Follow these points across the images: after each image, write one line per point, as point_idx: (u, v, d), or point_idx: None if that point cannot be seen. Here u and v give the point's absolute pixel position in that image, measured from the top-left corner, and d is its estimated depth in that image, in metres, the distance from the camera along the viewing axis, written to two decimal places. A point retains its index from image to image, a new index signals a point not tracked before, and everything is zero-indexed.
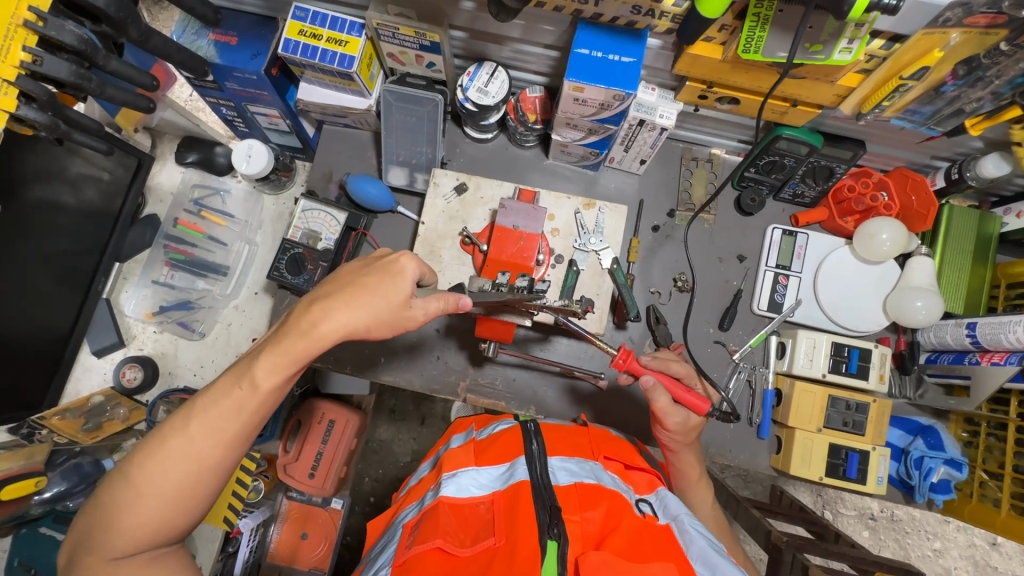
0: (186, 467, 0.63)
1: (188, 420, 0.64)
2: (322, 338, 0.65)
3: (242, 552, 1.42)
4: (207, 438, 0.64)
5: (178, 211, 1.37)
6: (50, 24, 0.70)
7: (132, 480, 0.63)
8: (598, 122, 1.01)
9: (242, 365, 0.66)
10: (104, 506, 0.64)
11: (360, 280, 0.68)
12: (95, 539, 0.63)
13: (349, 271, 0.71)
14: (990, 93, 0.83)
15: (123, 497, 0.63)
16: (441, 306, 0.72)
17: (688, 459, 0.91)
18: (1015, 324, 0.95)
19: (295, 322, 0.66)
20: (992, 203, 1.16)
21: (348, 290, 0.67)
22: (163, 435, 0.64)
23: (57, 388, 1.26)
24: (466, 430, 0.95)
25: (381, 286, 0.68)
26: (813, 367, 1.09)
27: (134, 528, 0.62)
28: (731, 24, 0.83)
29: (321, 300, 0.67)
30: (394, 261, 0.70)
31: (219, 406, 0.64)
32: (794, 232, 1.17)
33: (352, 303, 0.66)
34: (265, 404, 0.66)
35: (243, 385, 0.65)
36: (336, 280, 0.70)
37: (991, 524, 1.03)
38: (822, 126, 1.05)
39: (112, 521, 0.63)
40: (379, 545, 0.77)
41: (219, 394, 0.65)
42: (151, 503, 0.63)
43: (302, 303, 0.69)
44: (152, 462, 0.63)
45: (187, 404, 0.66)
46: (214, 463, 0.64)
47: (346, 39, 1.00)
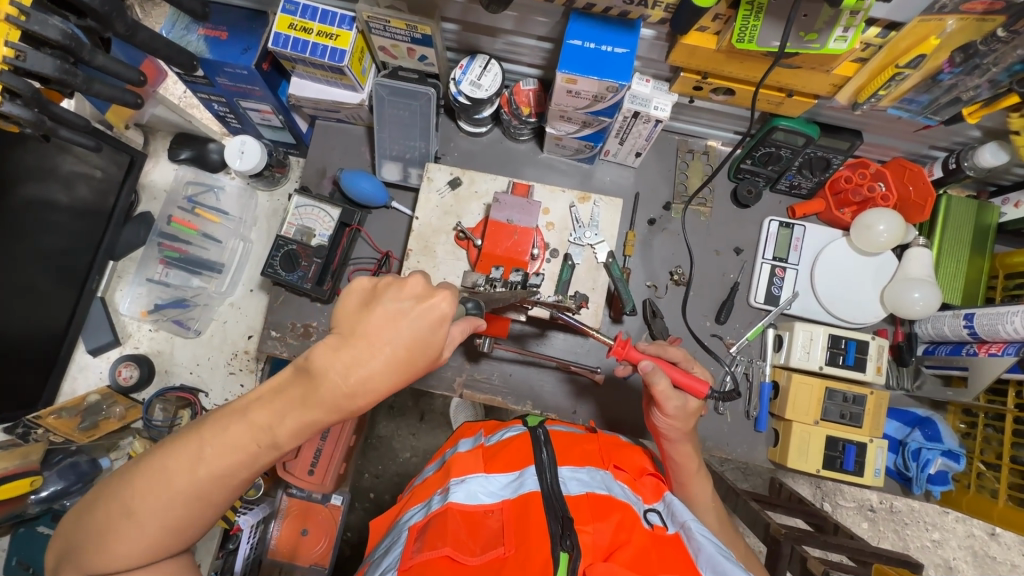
0: (188, 503, 0.61)
1: (196, 464, 0.60)
2: (358, 407, 0.60)
3: (242, 549, 1.42)
4: (213, 480, 0.61)
5: (172, 208, 1.36)
6: (33, 19, 0.68)
7: (131, 509, 0.60)
8: (593, 114, 1.00)
9: (263, 420, 0.60)
10: (100, 525, 0.61)
11: (394, 339, 0.58)
12: (91, 553, 0.62)
13: (379, 320, 0.59)
14: (988, 81, 0.83)
15: (121, 523, 0.61)
16: (466, 331, 0.67)
17: (686, 450, 0.90)
18: (1013, 315, 0.94)
19: (327, 394, 0.58)
20: (990, 193, 1.15)
21: (385, 354, 0.58)
22: (168, 473, 0.60)
23: (53, 386, 1.26)
24: (474, 434, 0.95)
25: (421, 345, 0.59)
26: (810, 360, 1.08)
27: (131, 554, 0.61)
28: (725, 14, 0.81)
29: (359, 369, 0.58)
30: (432, 309, 0.60)
31: (231, 458, 0.60)
32: (791, 224, 1.17)
33: (388, 367, 0.59)
34: (280, 455, 0.63)
35: (261, 443, 0.61)
36: (366, 334, 0.59)
37: (988, 515, 1.02)
38: (818, 116, 1.04)
39: (107, 543, 0.61)
40: (382, 546, 0.76)
41: (232, 442, 0.60)
42: (150, 534, 0.61)
43: (327, 359, 0.58)
44: (153, 495, 0.60)
45: (192, 437, 0.61)
46: (217, 499, 0.62)
47: (337, 32, 0.99)
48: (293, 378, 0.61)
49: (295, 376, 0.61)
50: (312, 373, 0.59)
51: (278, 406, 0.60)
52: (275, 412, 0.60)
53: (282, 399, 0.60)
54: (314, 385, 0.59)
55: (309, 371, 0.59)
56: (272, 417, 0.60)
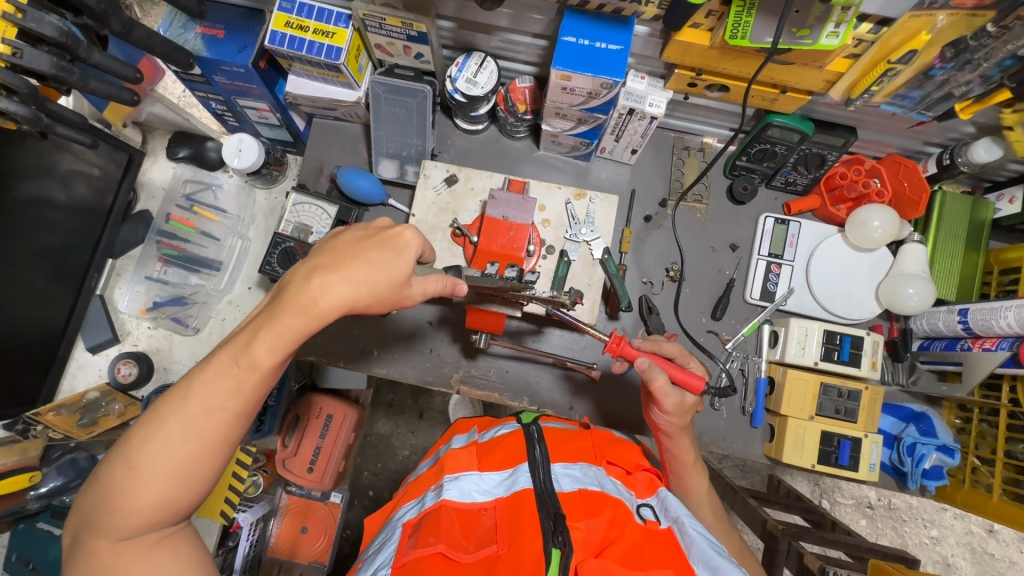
0: (189, 444, 0.61)
1: (186, 401, 0.62)
2: (323, 316, 0.64)
3: (242, 547, 1.41)
4: (209, 412, 0.62)
5: (170, 207, 1.38)
6: (29, 16, 0.69)
7: (132, 462, 0.61)
8: (587, 111, 1.00)
9: (239, 343, 0.64)
10: (103, 489, 0.61)
11: (360, 253, 0.66)
12: (97, 522, 0.61)
13: (349, 240, 0.68)
14: (979, 76, 0.83)
15: (123, 480, 0.60)
16: (439, 288, 0.73)
17: (683, 444, 0.90)
18: (1006, 310, 0.95)
19: (293, 298, 0.63)
20: (984, 189, 1.16)
21: (349, 263, 0.65)
22: (161, 416, 0.61)
23: (52, 383, 1.27)
24: (468, 430, 0.95)
25: (382, 261, 0.66)
26: (805, 355, 1.08)
27: (138, 510, 0.60)
28: (718, 10, 0.82)
29: (322, 273, 0.64)
30: (397, 235, 0.69)
31: (220, 386, 0.63)
32: (787, 220, 1.17)
33: (351, 276, 0.64)
34: (266, 381, 0.65)
35: (242, 365, 0.63)
36: (333, 250, 0.67)
37: (983, 509, 1.03)
38: (813, 113, 1.05)
39: (112, 504, 0.60)
40: (376, 543, 0.77)
41: (217, 371, 0.63)
42: (154, 485, 0.61)
43: (297, 271, 0.66)
44: (151, 443, 0.61)
45: (180, 383, 0.63)
46: (216, 440, 0.63)
47: (333, 30, 1.00)
48: (266, 303, 0.67)
49: (267, 302, 0.67)
50: (283, 289, 0.65)
51: (252, 325, 0.65)
52: (250, 330, 0.64)
53: (256, 319, 0.65)
54: (282, 294, 0.65)
55: (280, 288, 0.66)
56: (247, 336, 0.64)
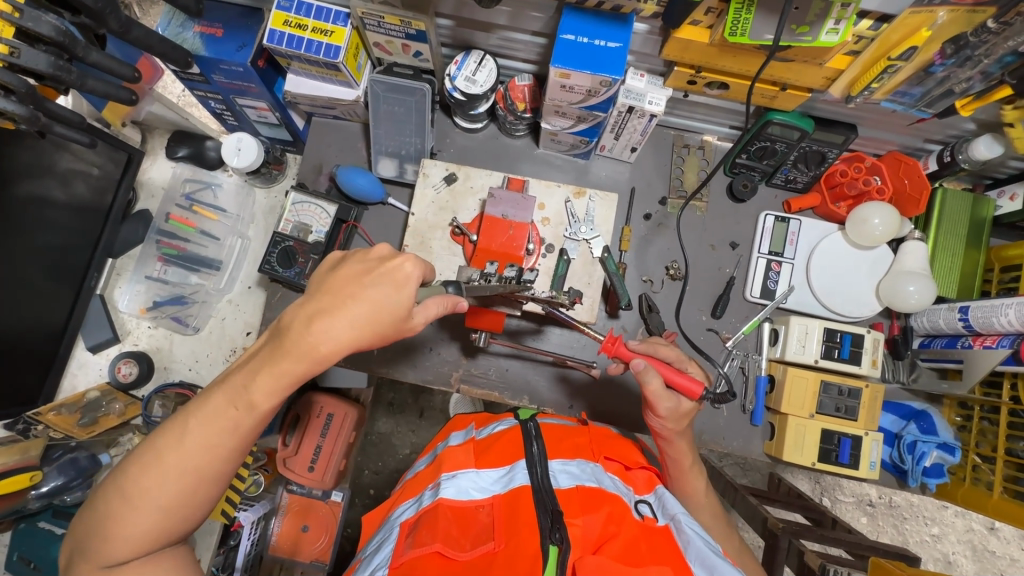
0: (182, 479, 0.63)
1: (182, 440, 0.63)
2: (325, 359, 0.63)
3: (243, 545, 1.41)
4: (203, 450, 0.63)
5: (170, 206, 1.38)
6: (27, 15, 0.69)
7: (128, 493, 0.62)
8: (586, 110, 1.00)
9: (239, 384, 0.64)
10: (99, 515, 0.63)
11: (359, 292, 0.64)
12: (93, 546, 0.63)
13: (348, 276, 0.65)
14: (980, 73, 0.83)
15: (118, 510, 0.62)
16: (440, 309, 0.71)
17: (681, 447, 0.90)
18: (1006, 307, 0.95)
19: (294, 345, 0.63)
20: (985, 186, 1.15)
21: (348, 304, 0.63)
22: (158, 451, 0.63)
23: (53, 383, 1.27)
24: (466, 427, 0.95)
25: (383, 300, 0.64)
26: (805, 353, 1.08)
27: (131, 539, 0.62)
28: (717, 8, 0.82)
29: (321, 319, 0.63)
30: (397, 268, 0.65)
31: (216, 427, 0.63)
32: (787, 218, 1.17)
33: (351, 319, 0.63)
34: (262, 421, 0.65)
35: (239, 407, 0.64)
36: (331, 289, 0.65)
37: (984, 507, 1.03)
38: (813, 110, 1.04)
39: (107, 532, 0.62)
40: (374, 543, 0.77)
41: (213, 410, 0.63)
42: (147, 517, 0.62)
43: (295, 313, 0.64)
44: (147, 478, 0.62)
45: (178, 418, 0.64)
46: (210, 476, 0.64)
47: (331, 29, 0.99)
48: (267, 341, 0.66)
49: (267, 341, 0.66)
50: (284, 331, 0.64)
51: (252, 366, 0.64)
52: (250, 372, 0.64)
53: (256, 359, 0.65)
54: (283, 337, 0.64)
55: (281, 328, 0.65)
56: (247, 377, 0.64)
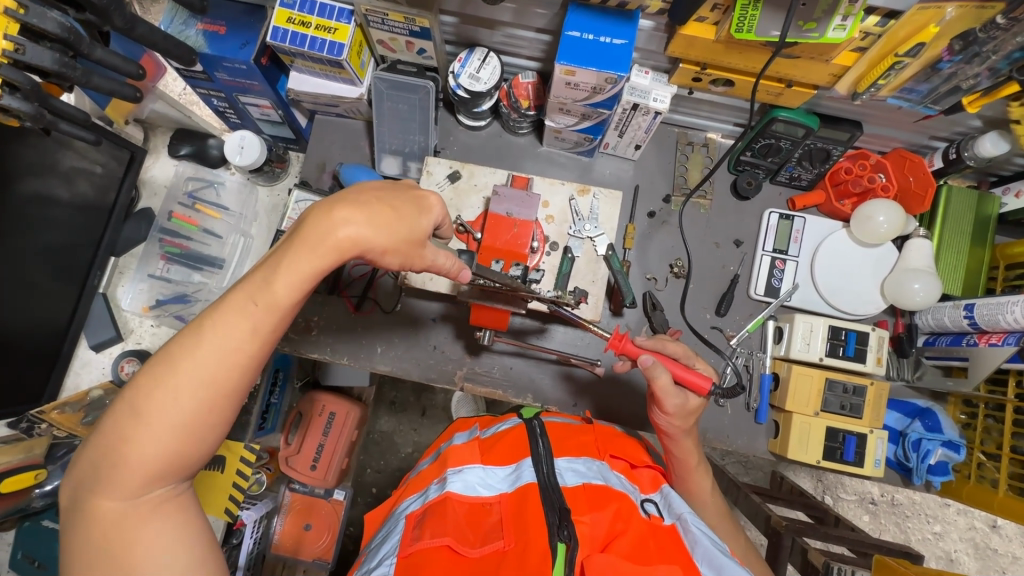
0: (201, 391, 0.59)
1: (197, 346, 0.60)
2: (339, 248, 0.62)
3: (246, 544, 1.40)
4: (223, 355, 0.60)
5: (172, 204, 1.35)
6: (32, 12, 0.68)
7: (140, 410, 0.58)
8: (592, 106, 0.99)
9: (258, 281, 0.62)
10: (108, 441, 0.59)
11: (384, 197, 0.66)
12: (99, 477, 0.58)
13: (374, 188, 0.68)
14: (987, 69, 0.82)
15: (128, 429, 0.58)
16: (448, 263, 0.73)
17: (686, 446, 0.90)
18: (1012, 305, 0.95)
19: (313, 230, 0.62)
20: (990, 183, 1.15)
21: (373, 204, 0.64)
22: (173, 359, 0.60)
23: (56, 380, 1.26)
24: (470, 427, 0.95)
25: (406, 214, 0.67)
26: (810, 351, 1.08)
27: (146, 463, 0.58)
28: (723, 4, 0.81)
29: (343, 205, 0.63)
30: (422, 197, 0.70)
31: (235, 326, 0.61)
32: (791, 216, 1.17)
33: (374, 216, 0.64)
34: (282, 320, 0.63)
35: (259, 303, 0.62)
36: (357, 188, 0.66)
37: (989, 505, 1.02)
38: (819, 107, 1.04)
39: (117, 457, 0.58)
40: (379, 536, 0.77)
41: (232, 311, 0.61)
42: (161, 435, 0.58)
43: (317, 204, 0.64)
44: (160, 389, 0.59)
45: (193, 325, 0.61)
46: (229, 388, 0.61)
47: (335, 26, 0.99)
48: (283, 241, 0.65)
49: (284, 239, 0.65)
50: (302, 223, 0.63)
51: (271, 262, 0.63)
52: (270, 266, 0.62)
53: (274, 254, 0.64)
54: (301, 227, 0.63)
55: (297, 223, 0.64)
56: (266, 273, 0.62)
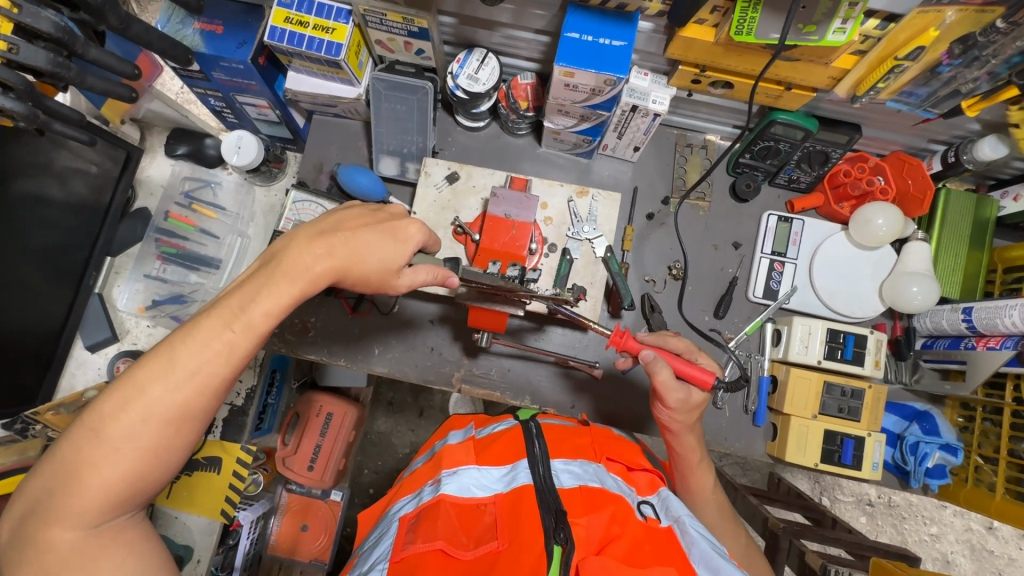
0: (166, 416, 0.60)
1: (169, 370, 0.61)
2: (318, 280, 0.66)
3: (242, 545, 1.39)
4: (192, 381, 0.61)
5: (168, 205, 1.34)
6: (26, 11, 0.68)
7: (103, 435, 0.59)
8: (590, 108, 0.99)
9: (234, 306, 0.64)
10: (66, 466, 0.59)
11: (358, 230, 0.70)
12: (56, 502, 0.59)
13: (350, 219, 0.72)
14: (987, 73, 0.82)
15: (91, 455, 0.59)
16: (428, 279, 0.76)
17: (688, 442, 0.89)
18: (1011, 308, 0.95)
19: (292, 267, 0.65)
20: (989, 186, 1.15)
21: (348, 238, 0.69)
22: (141, 383, 0.60)
23: (51, 382, 1.25)
24: (465, 427, 0.94)
25: (382, 246, 0.70)
26: (808, 354, 1.08)
27: (105, 488, 0.59)
28: (723, 6, 0.81)
29: (318, 240, 0.67)
30: (401, 227, 0.73)
31: (208, 349, 0.62)
32: (790, 218, 1.17)
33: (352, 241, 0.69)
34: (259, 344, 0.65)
35: (236, 328, 0.63)
36: (333, 224, 0.71)
37: (986, 508, 1.03)
38: (817, 110, 1.04)
39: (76, 484, 0.58)
40: (372, 538, 0.76)
41: (205, 337, 0.62)
42: (123, 462, 0.59)
43: (301, 231, 0.69)
44: (126, 415, 0.59)
45: (163, 346, 0.62)
46: (196, 412, 0.62)
47: (333, 26, 0.99)
48: (261, 266, 0.67)
49: (263, 265, 0.67)
50: (280, 252, 0.67)
51: (249, 289, 0.64)
52: (248, 293, 0.64)
53: (253, 281, 0.65)
54: (277, 262, 0.66)
55: (275, 255, 0.67)
56: (244, 300, 0.64)
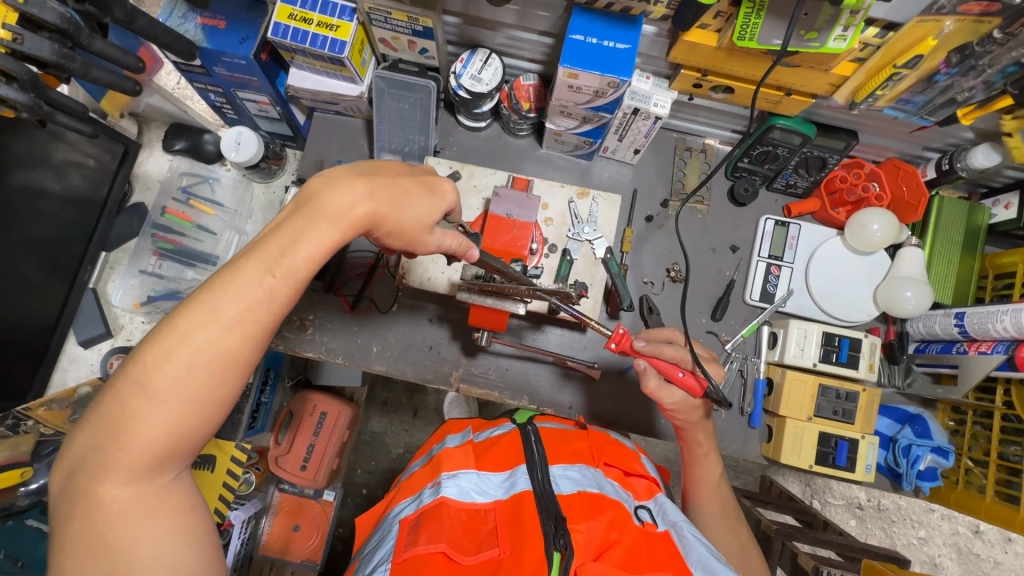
0: (209, 367, 0.57)
1: (211, 318, 0.57)
2: (358, 223, 0.65)
3: (235, 544, 1.38)
4: (234, 329, 0.58)
5: (166, 199, 1.33)
6: (31, 1, 0.67)
7: (149, 386, 0.55)
8: (593, 110, 1.00)
9: (275, 251, 0.61)
10: (110, 419, 0.56)
11: (398, 177, 0.69)
12: (101, 458, 0.55)
13: (389, 168, 0.71)
14: (982, 82, 0.84)
15: (137, 407, 0.55)
16: (454, 244, 0.76)
17: (699, 436, 0.93)
18: (1002, 314, 0.96)
19: (331, 207, 0.63)
20: (981, 194, 1.17)
21: (390, 183, 0.68)
22: (184, 332, 0.57)
23: (43, 377, 1.24)
24: (463, 430, 0.94)
25: (423, 207, 0.70)
26: (804, 357, 1.09)
27: (151, 442, 0.56)
28: (726, 11, 0.82)
29: (364, 176, 0.66)
30: (437, 182, 0.73)
31: (248, 296, 0.59)
32: (787, 222, 1.18)
33: (394, 179, 0.68)
34: (297, 293, 0.63)
35: (277, 275, 0.60)
36: (376, 169, 0.70)
37: (976, 510, 1.05)
38: (816, 115, 1.05)
39: (123, 437, 0.55)
40: (371, 541, 0.75)
41: (245, 282, 0.59)
42: (170, 413, 0.56)
43: (343, 170, 0.67)
44: (170, 365, 0.56)
45: (201, 294, 0.59)
46: (240, 359, 0.59)
47: (337, 24, 0.99)
48: (297, 208, 0.65)
49: (298, 208, 0.65)
50: (316, 193, 0.64)
51: (288, 232, 0.62)
52: (288, 237, 0.62)
53: (291, 224, 0.63)
54: (317, 202, 0.64)
55: (307, 195, 0.65)
56: (284, 244, 0.62)
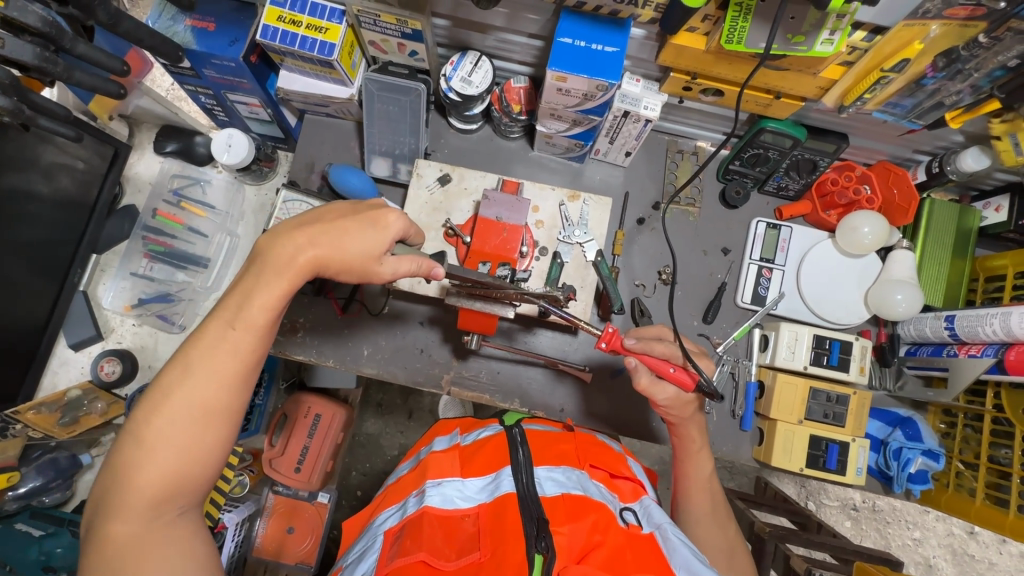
0: (191, 413, 0.62)
1: (187, 373, 0.63)
2: (301, 272, 0.66)
3: (227, 547, 1.38)
4: (211, 379, 0.63)
5: (156, 202, 1.32)
6: (13, 5, 0.67)
7: (142, 436, 0.61)
8: (583, 113, 1.00)
9: (234, 306, 0.66)
10: (113, 473, 0.61)
11: (336, 219, 0.69)
12: (108, 509, 0.60)
13: (333, 211, 0.72)
14: (970, 86, 0.84)
15: (134, 458, 0.61)
16: (412, 268, 0.74)
17: (691, 431, 0.93)
18: (992, 317, 0.97)
19: (273, 260, 0.66)
20: (972, 197, 1.17)
21: (328, 227, 0.68)
22: (167, 387, 0.62)
23: (33, 379, 1.23)
24: (451, 431, 0.93)
25: (363, 240, 0.69)
26: (795, 359, 1.09)
27: (148, 488, 0.60)
28: (714, 15, 0.82)
29: (301, 227, 0.68)
30: (381, 215, 0.71)
31: (219, 348, 0.64)
32: (778, 225, 1.18)
33: (326, 226, 0.69)
34: (263, 341, 0.66)
35: (237, 327, 0.64)
36: (318, 217, 0.71)
37: (966, 513, 1.05)
38: (806, 118, 1.05)
39: (124, 485, 0.60)
40: (356, 551, 0.75)
41: (212, 338, 0.64)
42: (162, 460, 0.61)
43: (281, 226, 0.69)
44: (157, 416, 0.61)
45: (179, 355, 0.65)
46: (222, 404, 0.64)
47: (326, 26, 0.98)
48: (250, 265, 0.69)
49: (250, 265, 0.68)
50: (263, 248, 0.68)
51: (242, 289, 0.66)
52: (242, 294, 0.66)
53: (244, 282, 0.67)
54: (263, 257, 0.67)
55: (257, 252, 0.68)
56: (240, 299, 0.66)
